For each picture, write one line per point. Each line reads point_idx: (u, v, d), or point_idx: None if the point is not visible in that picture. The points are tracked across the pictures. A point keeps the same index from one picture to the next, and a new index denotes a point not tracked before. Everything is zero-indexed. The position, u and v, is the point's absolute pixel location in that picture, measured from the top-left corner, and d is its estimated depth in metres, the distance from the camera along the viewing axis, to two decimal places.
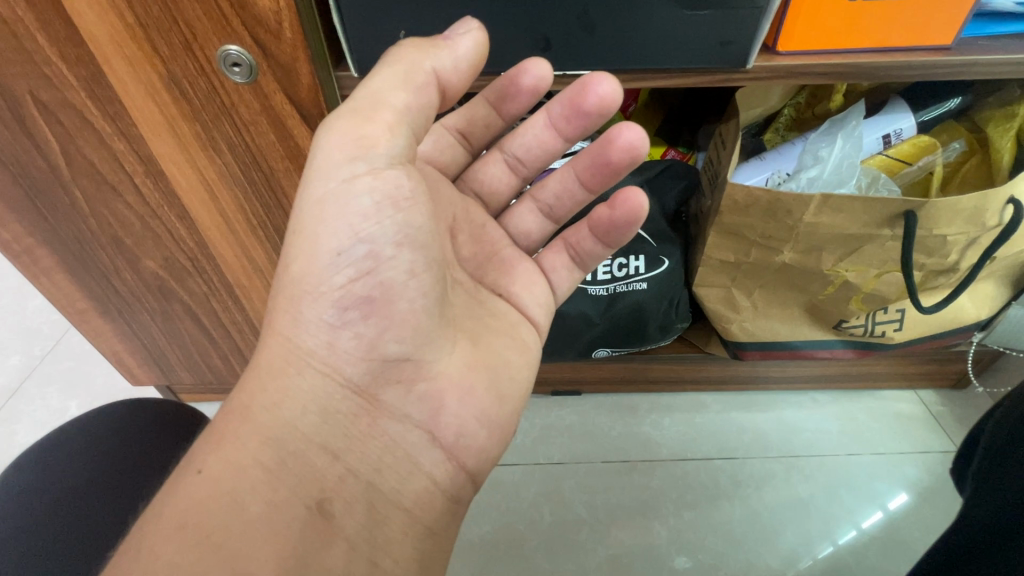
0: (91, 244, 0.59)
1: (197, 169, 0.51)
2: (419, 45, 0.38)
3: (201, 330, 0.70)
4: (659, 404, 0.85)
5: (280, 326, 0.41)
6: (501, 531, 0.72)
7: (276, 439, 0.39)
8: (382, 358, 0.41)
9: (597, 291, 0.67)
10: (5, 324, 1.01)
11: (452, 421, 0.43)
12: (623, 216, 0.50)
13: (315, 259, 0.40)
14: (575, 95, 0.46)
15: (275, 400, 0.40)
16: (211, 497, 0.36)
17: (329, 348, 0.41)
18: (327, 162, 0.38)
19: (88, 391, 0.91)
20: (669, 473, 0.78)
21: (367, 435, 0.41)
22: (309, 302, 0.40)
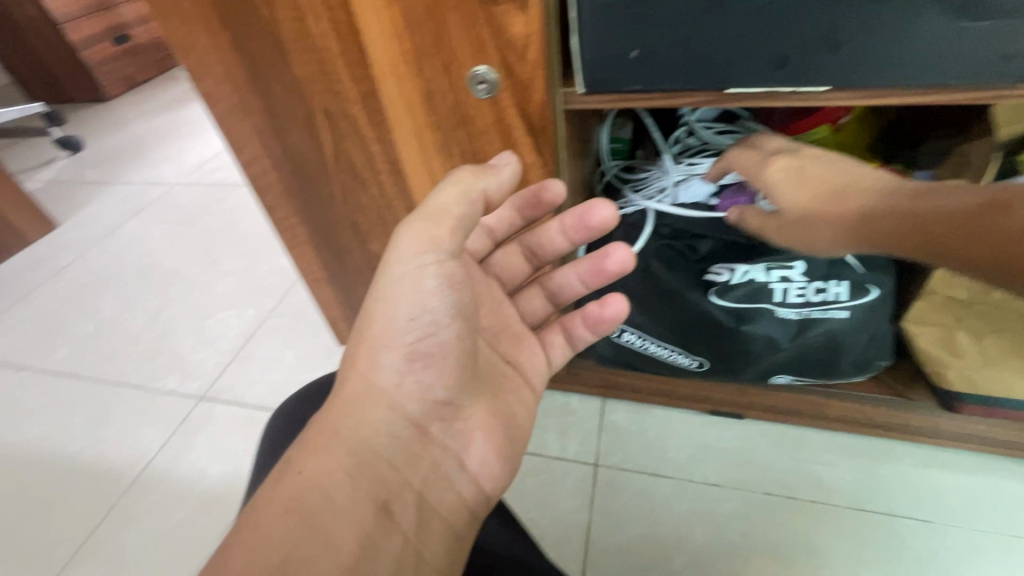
0: (336, 226, 0.72)
1: (429, 171, 0.60)
2: (472, 168, 0.45)
3: None
4: (834, 445, 0.77)
5: (359, 366, 0.45)
6: (650, 539, 0.73)
7: (355, 449, 0.43)
8: (435, 400, 0.46)
9: (788, 314, 0.64)
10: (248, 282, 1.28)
11: (487, 455, 0.48)
12: (611, 313, 0.58)
13: (388, 325, 0.44)
14: (582, 212, 0.56)
15: (355, 425, 0.44)
16: (303, 499, 0.39)
17: (396, 390, 0.45)
18: (394, 257, 0.43)
19: (302, 343, 1.11)
20: (843, 521, 0.71)
21: (419, 457, 0.46)
22: (381, 353, 0.45)
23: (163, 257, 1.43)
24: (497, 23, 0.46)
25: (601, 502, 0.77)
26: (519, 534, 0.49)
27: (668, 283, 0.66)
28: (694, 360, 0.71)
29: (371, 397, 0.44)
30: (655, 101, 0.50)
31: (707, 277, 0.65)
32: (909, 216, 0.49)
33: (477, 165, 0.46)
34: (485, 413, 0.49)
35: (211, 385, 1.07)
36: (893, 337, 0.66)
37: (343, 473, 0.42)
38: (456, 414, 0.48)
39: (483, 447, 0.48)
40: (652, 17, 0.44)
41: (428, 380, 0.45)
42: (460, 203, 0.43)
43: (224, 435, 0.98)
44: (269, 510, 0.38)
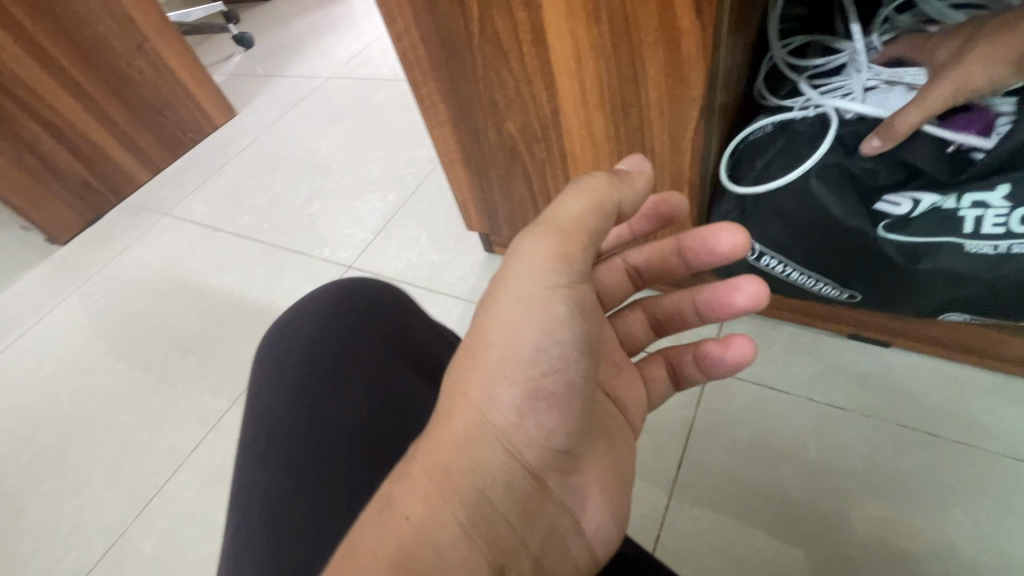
0: (475, 104, 0.73)
1: (574, 41, 0.58)
2: (606, 176, 0.43)
3: (530, 193, 0.83)
4: (1001, 388, 0.68)
5: (474, 399, 0.42)
6: (757, 445, 0.72)
7: (471, 500, 0.39)
8: (556, 447, 0.43)
9: (984, 246, 0.54)
10: (389, 170, 1.39)
11: (601, 518, 0.45)
12: (732, 357, 0.54)
13: (512, 353, 0.42)
14: (704, 237, 0.51)
15: (472, 468, 0.40)
16: (416, 548, 0.35)
17: (514, 421, 0.42)
18: (520, 279, 0.42)
19: (434, 228, 1.19)
20: (994, 466, 0.64)
21: (537, 514, 0.42)
22: (500, 383, 0.42)
23: (318, 143, 1.59)
24: None
25: (709, 404, 0.76)
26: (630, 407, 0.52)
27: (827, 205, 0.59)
28: (844, 290, 0.65)
29: (490, 418, 0.42)
30: None
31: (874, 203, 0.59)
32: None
33: (613, 169, 0.45)
34: (597, 462, 0.46)
35: (358, 256, 1.22)
36: None
37: (458, 510, 0.38)
38: (575, 465, 0.45)
39: (599, 507, 0.45)
40: None
41: (547, 423, 0.43)
42: (594, 213, 0.42)
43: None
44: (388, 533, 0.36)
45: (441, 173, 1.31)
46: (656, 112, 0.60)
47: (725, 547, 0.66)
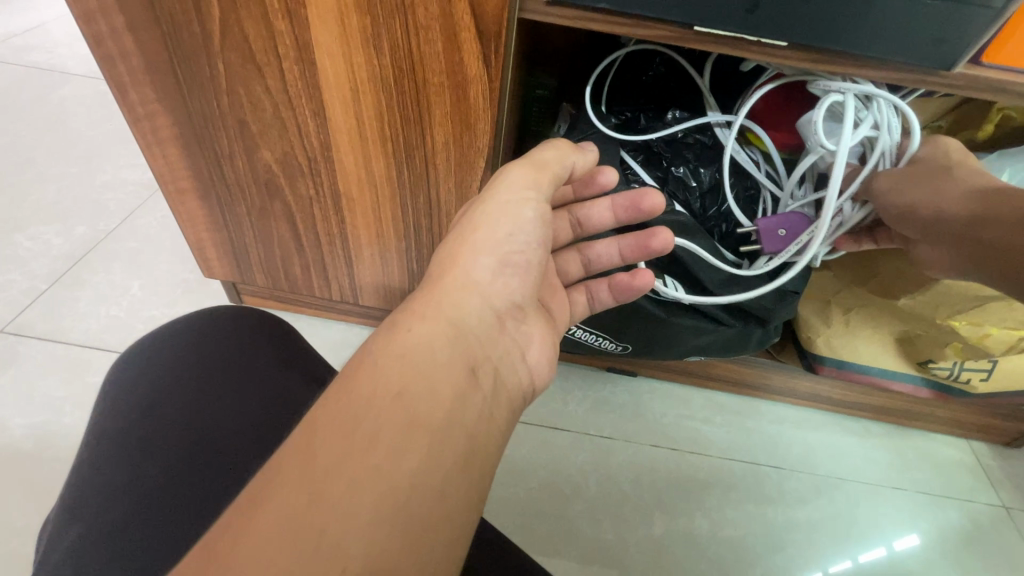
0: (216, 124, 0.58)
1: (350, 68, 0.50)
2: (567, 145, 0.50)
3: (293, 235, 0.69)
4: (712, 401, 0.84)
5: (458, 262, 0.44)
6: (547, 490, 0.73)
7: (453, 327, 0.40)
8: (516, 302, 0.46)
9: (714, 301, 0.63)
10: (76, 193, 1.02)
11: (542, 357, 0.47)
12: (639, 286, 0.57)
13: (495, 229, 0.45)
14: (635, 196, 0.56)
15: (450, 308, 0.41)
16: (400, 370, 0.35)
17: (489, 286, 0.44)
18: (501, 197, 0.46)
19: (151, 274, 0.91)
20: (717, 470, 0.77)
21: (499, 336, 0.44)
22: (479, 253, 0.44)
23: None
24: None
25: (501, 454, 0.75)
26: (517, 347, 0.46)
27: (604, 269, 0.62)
28: (619, 345, 0.71)
29: (472, 291, 0.43)
30: (620, 24, 0.46)
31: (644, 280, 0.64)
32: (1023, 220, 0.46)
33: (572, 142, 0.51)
34: (537, 320, 0.49)
35: (18, 315, 0.84)
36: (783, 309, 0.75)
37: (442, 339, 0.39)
38: (523, 317, 0.47)
39: (540, 350, 0.48)
40: None
41: (512, 286, 0.46)
42: (557, 166, 0.48)
43: (36, 378, 0.78)
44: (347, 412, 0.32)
45: (163, 201, 1.02)
46: (442, 158, 0.56)
47: None
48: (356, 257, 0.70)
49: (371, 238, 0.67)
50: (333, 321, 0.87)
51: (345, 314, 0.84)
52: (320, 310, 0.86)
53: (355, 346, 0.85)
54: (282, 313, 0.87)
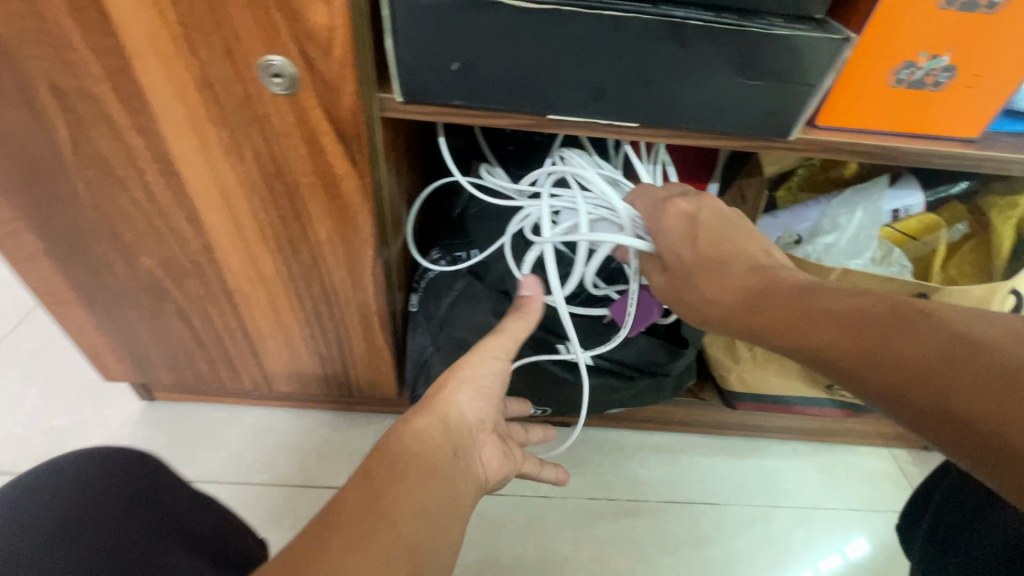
0: (87, 236, 0.55)
1: (216, 175, 0.49)
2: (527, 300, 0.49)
3: (191, 332, 0.66)
4: (646, 443, 0.85)
5: (445, 389, 0.46)
6: (484, 563, 0.71)
7: (428, 460, 0.41)
8: (489, 426, 0.48)
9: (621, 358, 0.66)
10: None
11: (496, 462, 0.48)
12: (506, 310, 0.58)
13: (476, 366, 0.47)
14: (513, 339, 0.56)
15: (427, 428, 0.43)
16: (371, 502, 0.37)
17: (470, 412, 0.46)
18: (488, 349, 0.47)
19: (52, 378, 0.85)
20: (654, 515, 0.78)
21: (472, 446, 0.46)
22: (461, 383, 0.46)
23: None
24: (293, 9, 0.39)
25: None
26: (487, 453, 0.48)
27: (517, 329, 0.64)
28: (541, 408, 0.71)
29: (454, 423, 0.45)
30: (478, 116, 0.47)
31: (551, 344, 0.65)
32: (826, 314, 0.38)
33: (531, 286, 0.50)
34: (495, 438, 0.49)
35: None
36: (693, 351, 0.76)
37: (416, 480, 0.39)
38: (481, 442, 0.47)
39: (494, 454, 0.48)
40: (471, 29, 0.40)
41: (481, 410, 0.47)
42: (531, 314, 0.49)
43: None
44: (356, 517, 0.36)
45: None
46: (329, 251, 0.56)
47: None
48: (262, 347, 0.68)
49: (273, 328, 0.65)
50: (254, 407, 0.83)
51: (264, 399, 0.81)
52: (239, 398, 0.82)
53: (279, 432, 0.81)
54: (199, 404, 0.83)
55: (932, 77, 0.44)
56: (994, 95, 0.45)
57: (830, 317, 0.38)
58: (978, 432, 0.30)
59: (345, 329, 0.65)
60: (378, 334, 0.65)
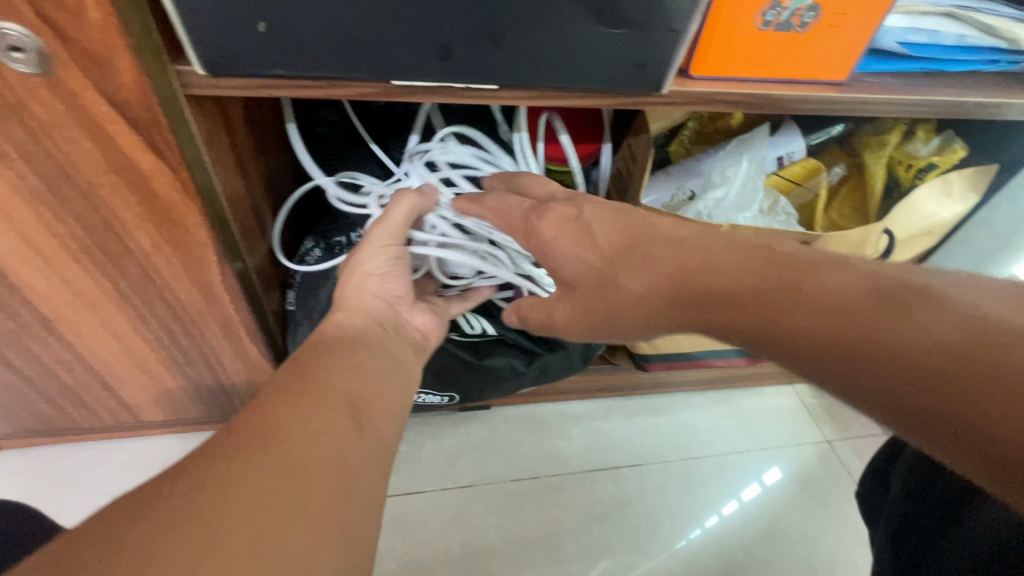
0: None
1: None
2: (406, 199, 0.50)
3: (14, 373, 0.55)
4: (567, 414, 0.84)
5: (349, 286, 0.49)
6: (407, 568, 0.68)
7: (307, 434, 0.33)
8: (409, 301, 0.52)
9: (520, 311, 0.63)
10: None
11: (428, 320, 0.53)
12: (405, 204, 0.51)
13: (369, 254, 0.49)
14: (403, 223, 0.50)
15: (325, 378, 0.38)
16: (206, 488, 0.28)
17: (380, 295, 0.50)
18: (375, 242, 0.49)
19: None
20: (578, 487, 0.77)
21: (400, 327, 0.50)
22: (361, 276, 0.49)
23: None
24: None
25: None
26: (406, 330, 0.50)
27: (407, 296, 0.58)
28: (444, 395, 0.64)
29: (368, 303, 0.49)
30: (310, 87, 0.40)
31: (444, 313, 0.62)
32: (813, 306, 0.28)
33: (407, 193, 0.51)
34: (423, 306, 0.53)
35: None
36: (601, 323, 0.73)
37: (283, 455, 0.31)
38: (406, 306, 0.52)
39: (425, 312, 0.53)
40: None
41: (395, 289, 0.51)
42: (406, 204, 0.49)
43: None
44: (282, 413, 0.34)
45: None
46: (161, 260, 0.47)
47: None
48: (111, 377, 0.58)
49: (120, 354, 0.55)
50: (129, 439, 0.73)
51: (137, 429, 0.71)
52: (107, 432, 0.71)
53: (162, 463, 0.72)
54: (59, 446, 0.71)
55: (798, 17, 0.42)
56: (860, 33, 0.43)
57: (831, 309, 0.28)
58: (992, 442, 0.22)
59: (209, 345, 0.56)
60: (249, 347, 0.57)
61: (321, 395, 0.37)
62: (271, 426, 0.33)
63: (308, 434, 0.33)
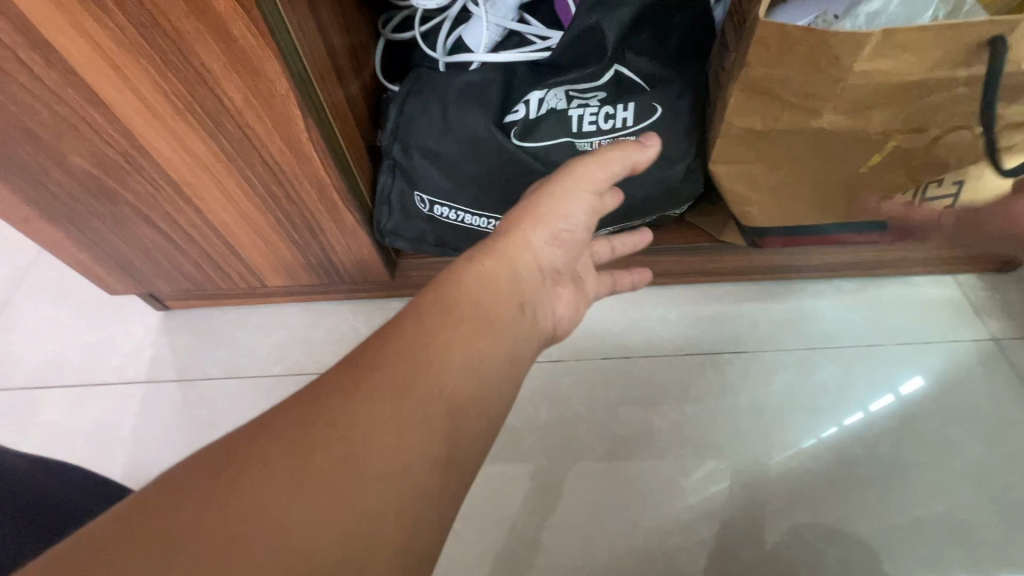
0: (5, 140, 0.51)
1: (90, 39, 0.42)
2: (592, 175, 0.46)
3: (161, 236, 0.64)
4: (666, 298, 0.79)
5: (540, 210, 0.45)
6: (499, 427, 0.72)
7: (416, 380, 0.34)
8: (560, 245, 0.47)
9: (587, 144, 0.56)
10: None
11: (566, 306, 0.48)
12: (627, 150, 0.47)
13: (541, 247, 0.45)
14: (618, 159, 0.46)
15: (453, 325, 0.38)
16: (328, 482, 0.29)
17: (549, 255, 0.46)
18: (562, 186, 0.46)
19: (76, 299, 0.87)
20: (672, 368, 0.74)
21: (529, 245, 0.45)
22: (540, 225, 0.45)
23: None
24: None
25: None
26: (518, 286, 0.43)
27: (467, 127, 0.56)
28: None
29: (521, 259, 0.44)
30: None
31: (491, 142, 0.56)
32: None
33: (621, 149, 0.47)
34: (571, 285, 0.49)
35: None
36: (704, 169, 0.60)
37: (409, 422, 0.33)
38: (548, 298, 0.46)
39: (576, 228, 0.47)
40: None
41: (561, 243, 0.47)
42: (597, 168, 0.46)
43: None
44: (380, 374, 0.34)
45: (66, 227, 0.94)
46: (253, 118, 0.49)
47: (494, 545, 0.66)
48: (235, 240, 0.65)
49: (236, 218, 0.61)
50: (262, 306, 0.83)
51: (266, 295, 0.80)
52: (244, 298, 0.81)
53: (288, 327, 0.81)
54: (209, 310, 0.84)
55: None
56: None
57: None
58: None
59: (310, 210, 0.60)
60: (343, 211, 0.60)
61: (466, 316, 0.39)
62: (410, 353, 0.36)
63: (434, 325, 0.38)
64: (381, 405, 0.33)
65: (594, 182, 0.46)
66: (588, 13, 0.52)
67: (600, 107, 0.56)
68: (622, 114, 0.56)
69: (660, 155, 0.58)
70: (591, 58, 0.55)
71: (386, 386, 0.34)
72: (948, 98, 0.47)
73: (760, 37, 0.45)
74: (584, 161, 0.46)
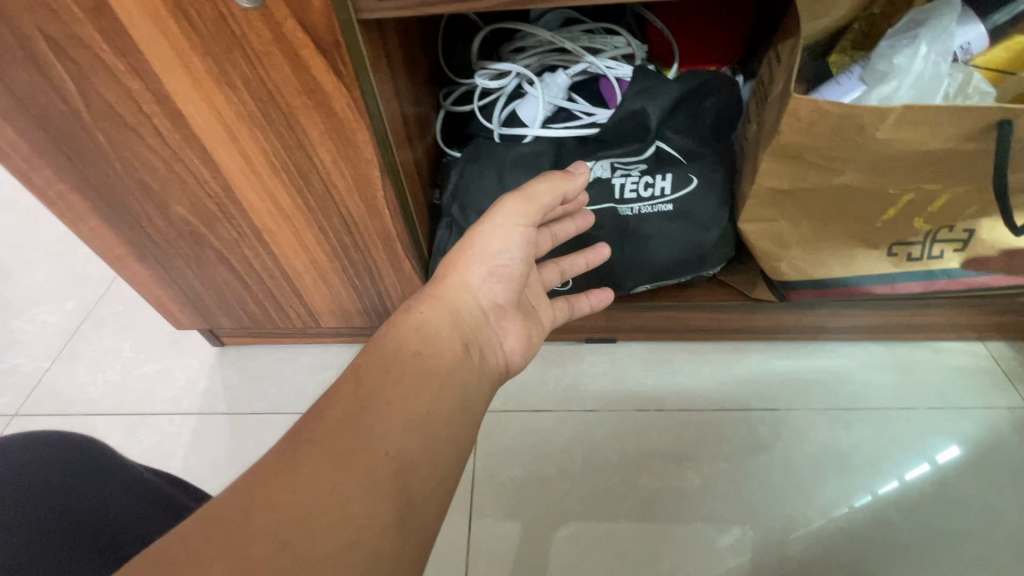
0: (119, 189, 0.58)
1: (214, 110, 0.49)
2: (521, 210, 0.51)
3: (236, 277, 0.70)
4: (697, 354, 0.82)
5: (475, 252, 0.50)
6: (533, 473, 0.74)
7: (366, 419, 0.38)
8: (500, 281, 0.51)
9: (626, 208, 0.62)
10: (50, 268, 1.03)
11: (514, 342, 0.53)
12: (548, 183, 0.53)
13: (478, 282, 0.50)
14: (543, 191, 0.52)
15: (401, 367, 0.42)
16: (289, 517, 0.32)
17: (490, 292, 0.51)
18: (501, 219, 0.51)
19: (140, 333, 0.93)
20: (704, 423, 0.76)
21: (462, 286, 0.49)
22: (476, 264, 0.50)
23: None
24: None
25: (486, 447, 0.76)
26: (462, 322, 0.48)
27: None
28: None
29: (462, 302, 0.49)
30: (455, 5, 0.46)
31: None
32: None
33: (546, 182, 0.53)
34: (515, 321, 0.53)
35: (25, 398, 0.87)
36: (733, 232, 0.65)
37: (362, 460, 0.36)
38: (489, 341, 0.50)
39: (514, 268, 0.51)
40: None
41: (504, 279, 0.51)
42: (524, 206, 0.52)
43: None
44: (340, 417, 0.38)
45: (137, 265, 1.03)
46: (337, 176, 0.55)
47: None
48: (300, 283, 0.70)
49: (305, 264, 0.67)
50: (310, 346, 0.88)
51: (317, 336, 0.86)
52: (296, 338, 0.87)
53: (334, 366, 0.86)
54: (261, 347, 0.89)
55: None
56: None
57: None
58: None
59: (375, 259, 0.66)
60: (403, 260, 0.66)
61: (412, 358, 0.43)
62: (361, 394, 0.39)
63: (383, 367, 0.41)
64: (339, 447, 0.36)
65: (524, 212, 0.51)
66: (633, 97, 0.61)
67: (640, 176, 0.62)
68: (661, 183, 0.62)
69: (697, 220, 0.62)
70: (634, 136, 0.64)
71: (341, 430, 0.37)
72: (954, 166, 0.52)
73: (793, 110, 0.49)
74: (511, 197, 0.52)
